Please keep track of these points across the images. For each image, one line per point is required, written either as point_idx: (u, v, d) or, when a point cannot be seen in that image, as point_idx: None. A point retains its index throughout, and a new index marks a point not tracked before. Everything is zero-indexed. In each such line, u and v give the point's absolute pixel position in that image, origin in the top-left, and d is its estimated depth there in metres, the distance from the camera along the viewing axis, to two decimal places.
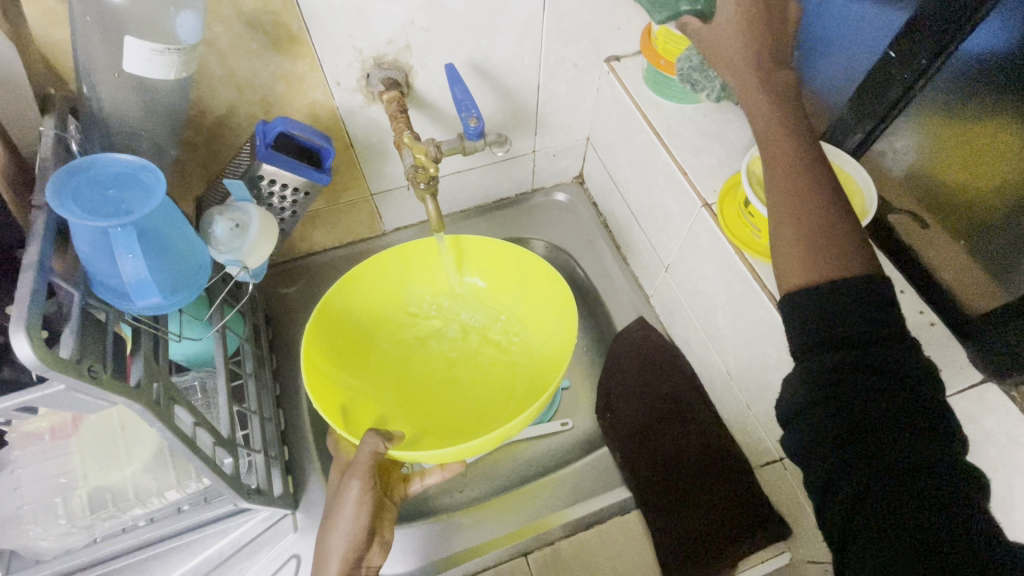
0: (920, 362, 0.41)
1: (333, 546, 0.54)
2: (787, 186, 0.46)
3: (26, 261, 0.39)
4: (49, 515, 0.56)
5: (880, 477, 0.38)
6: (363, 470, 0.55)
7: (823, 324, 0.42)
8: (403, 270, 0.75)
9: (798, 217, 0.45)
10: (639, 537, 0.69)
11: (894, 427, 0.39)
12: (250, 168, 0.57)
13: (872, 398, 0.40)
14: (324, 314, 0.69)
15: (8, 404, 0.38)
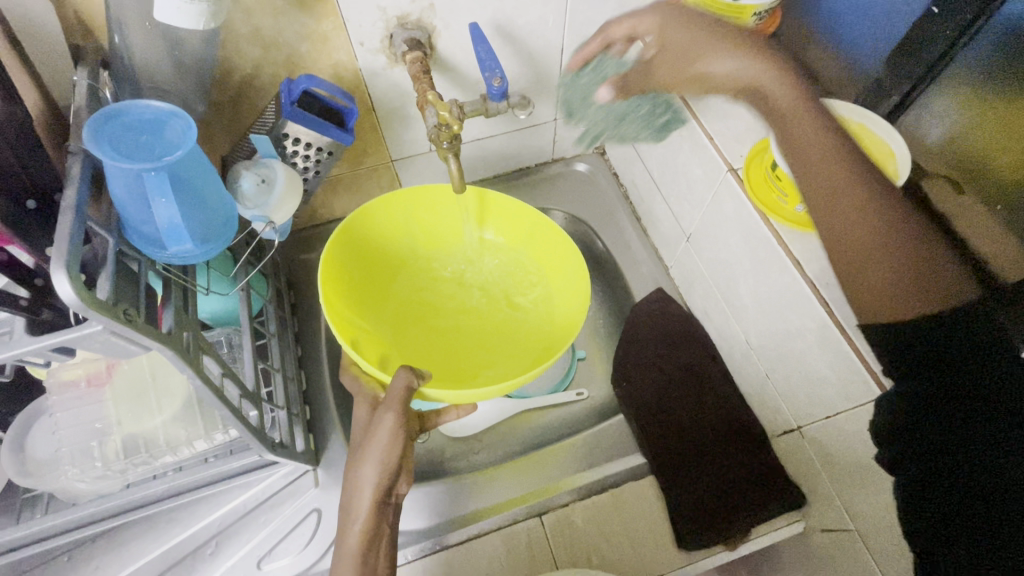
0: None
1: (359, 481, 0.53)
2: (832, 227, 0.49)
3: (64, 203, 0.40)
4: (88, 458, 0.58)
5: (968, 462, 0.42)
6: (397, 403, 0.54)
7: (903, 348, 0.46)
8: (423, 218, 0.75)
9: (860, 258, 0.48)
10: (653, 501, 0.70)
11: (975, 412, 0.43)
12: (276, 125, 0.58)
13: (958, 401, 0.43)
14: (342, 249, 0.69)
15: (45, 342, 0.39)
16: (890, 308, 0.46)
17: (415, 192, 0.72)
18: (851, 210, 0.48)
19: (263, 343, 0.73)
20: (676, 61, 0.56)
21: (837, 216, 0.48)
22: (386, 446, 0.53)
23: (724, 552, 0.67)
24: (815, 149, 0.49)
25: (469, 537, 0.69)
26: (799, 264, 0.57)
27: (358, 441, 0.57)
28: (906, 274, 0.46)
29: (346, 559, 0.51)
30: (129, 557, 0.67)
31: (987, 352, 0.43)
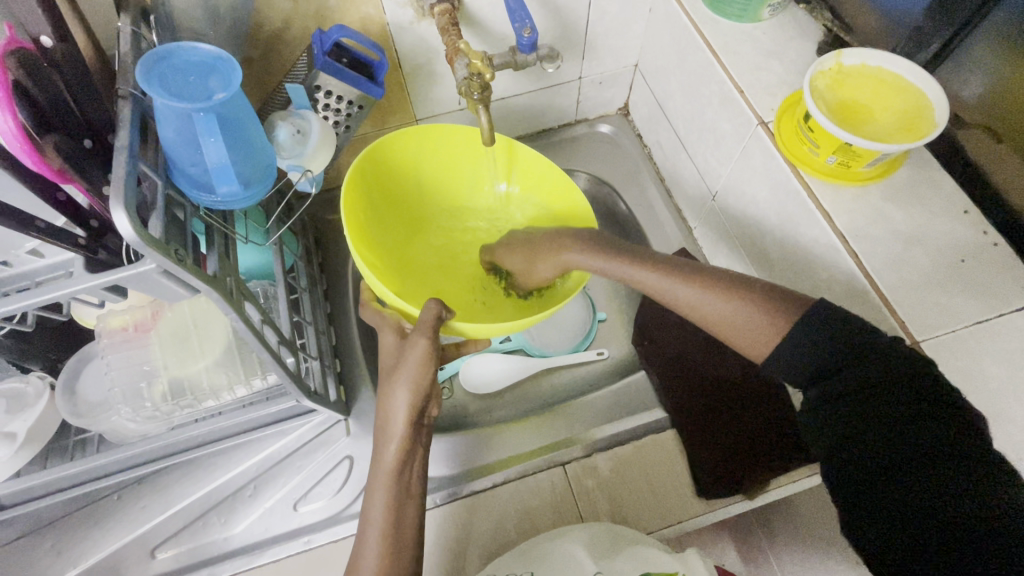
0: (933, 382, 0.44)
1: (391, 404, 0.55)
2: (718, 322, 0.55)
3: (118, 144, 0.41)
4: (138, 399, 0.61)
5: (899, 463, 0.43)
6: (428, 330, 0.56)
7: (807, 360, 0.49)
8: (439, 158, 0.75)
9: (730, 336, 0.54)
10: (673, 452, 0.72)
11: (898, 412, 0.44)
12: (308, 77, 0.60)
13: (880, 411, 0.45)
14: (363, 178, 0.68)
15: (104, 279, 0.41)
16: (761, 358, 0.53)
17: (437, 130, 0.72)
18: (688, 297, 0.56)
19: (296, 297, 0.75)
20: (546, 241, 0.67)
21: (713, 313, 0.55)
22: (419, 366, 0.55)
23: (744, 502, 0.69)
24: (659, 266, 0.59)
25: (494, 485, 0.71)
26: (829, 216, 0.57)
27: (387, 367, 0.58)
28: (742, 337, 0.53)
29: (382, 473, 0.54)
30: (173, 497, 0.71)
31: (907, 378, 0.45)
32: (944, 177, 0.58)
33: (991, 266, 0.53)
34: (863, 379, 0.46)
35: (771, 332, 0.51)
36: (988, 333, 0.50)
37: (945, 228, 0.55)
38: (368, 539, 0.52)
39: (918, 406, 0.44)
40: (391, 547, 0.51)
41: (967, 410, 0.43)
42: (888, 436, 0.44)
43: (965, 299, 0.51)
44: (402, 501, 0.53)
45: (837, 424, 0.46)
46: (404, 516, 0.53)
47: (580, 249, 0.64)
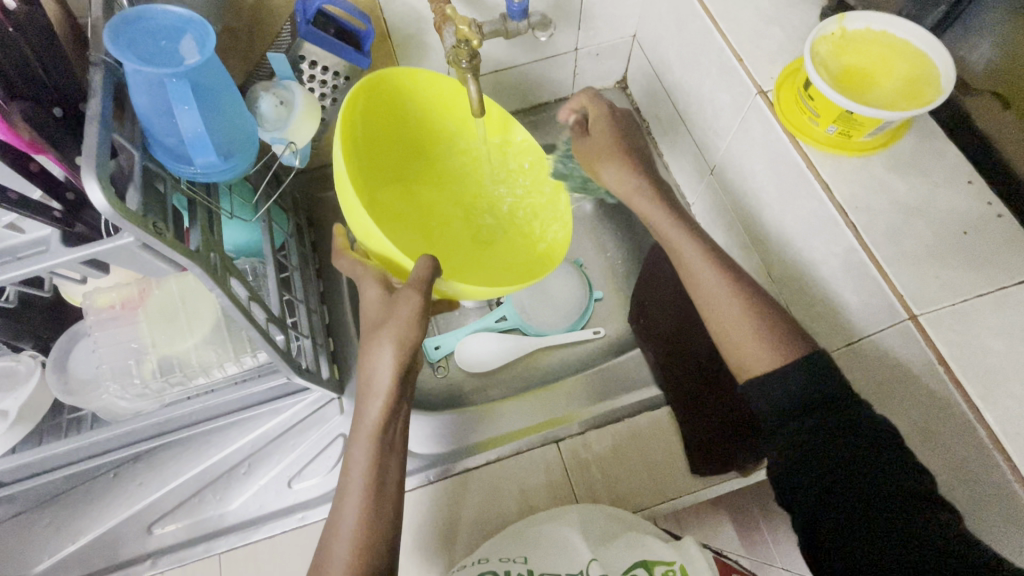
0: (889, 442, 0.46)
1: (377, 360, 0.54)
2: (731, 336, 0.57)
3: (89, 113, 0.40)
4: (127, 376, 0.61)
5: (858, 516, 0.44)
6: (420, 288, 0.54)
7: (778, 411, 0.51)
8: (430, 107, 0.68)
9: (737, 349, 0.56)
10: (668, 430, 0.71)
11: (858, 468, 0.46)
12: (292, 46, 0.58)
13: (840, 466, 0.46)
14: (359, 121, 0.61)
15: (80, 253, 0.40)
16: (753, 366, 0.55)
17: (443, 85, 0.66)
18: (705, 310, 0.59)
19: (287, 275, 0.75)
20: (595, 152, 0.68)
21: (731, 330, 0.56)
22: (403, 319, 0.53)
23: (736, 480, 0.68)
24: (684, 236, 0.61)
25: (488, 462, 0.71)
26: (828, 188, 0.55)
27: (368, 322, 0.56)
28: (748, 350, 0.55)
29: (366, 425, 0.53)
30: (170, 474, 0.71)
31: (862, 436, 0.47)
32: (949, 147, 0.56)
33: (995, 239, 0.51)
34: (805, 426, 0.49)
35: (772, 348, 0.53)
36: (989, 306, 0.49)
37: (949, 200, 0.54)
38: (348, 491, 0.52)
39: (857, 448, 0.46)
40: (372, 501, 0.51)
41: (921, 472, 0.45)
42: (831, 484, 0.46)
43: (965, 272, 0.50)
44: (387, 453, 0.53)
45: (800, 478, 0.48)
46: (386, 470, 0.53)
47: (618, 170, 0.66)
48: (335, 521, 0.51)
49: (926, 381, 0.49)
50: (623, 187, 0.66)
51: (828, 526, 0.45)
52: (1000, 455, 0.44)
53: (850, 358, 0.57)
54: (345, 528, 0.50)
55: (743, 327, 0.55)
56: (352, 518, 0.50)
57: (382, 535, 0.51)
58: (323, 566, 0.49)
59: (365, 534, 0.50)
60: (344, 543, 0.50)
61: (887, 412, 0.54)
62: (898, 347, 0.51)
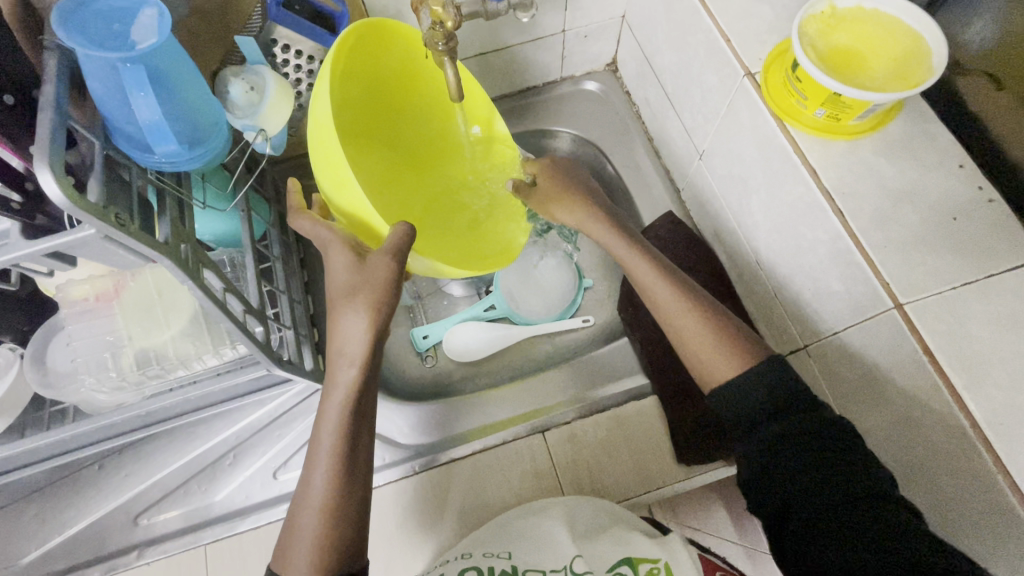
0: (853, 444, 0.47)
1: (347, 327, 0.52)
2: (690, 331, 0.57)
3: (43, 101, 0.38)
4: (103, 369, 0.60)
5: (830, 514, 0.43)
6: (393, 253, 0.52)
7: (738, 414, 0.52)
8: (395, 69, 0.64)
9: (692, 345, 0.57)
10: (655, 420, 0.71)
11: (827, 466, 0.46)
12: (263, 30, 0.58)
13: (807, 463, 0.46)
14: (346, 76, 0.56)
15: (40, 246, 0.39)
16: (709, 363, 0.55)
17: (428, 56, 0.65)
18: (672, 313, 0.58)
19: (269, 266, 0.73)
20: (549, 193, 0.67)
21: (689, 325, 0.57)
22: (375, 286, 0.51)
23: (722, 468, 0.69)
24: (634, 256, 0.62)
25: (473, 452, 0.70)
26: (816, 173, 0.54)
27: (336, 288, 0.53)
28: (708, 345, 0.55)
29: (337, 395, 0.52)
30: (156, 465, 0.71)
31: (827, 434, 0.47)
32: (941, 130, 0.54)
33: (986, 226, 0.50)
34: (771, 434, 0.49)
35: (733, 355, 0.54)
36: (975, 294, 0.47)
37: (939, 184, 0.52)
38: (317, 458, 0.52)
39: (819, 456, 0.46)
40: (343, 474, 0.51)
41: (882, 474, 0.45)
42: (800, 492, 0.45)
43: (952, 258, 0.49)
44: (357, 421, 0.52)
45: (771, 476, 0.47)
46: (357, 438, 0.53)
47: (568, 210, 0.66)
48: (304, 492, 0.51)
49: (910, 370, 0.48)
50: (575, 222, 0.66)
51: (801, 541, 0.44)
52: (984, 446, 0.43)
53: (837, 347, 0.56)
54: (314, 496, 0.50)
55: (704, 337, 0.56)
56: (320, 491, 0.50)
57: (347, 512, 0.51)
58: (292, 533, 0.50)
59: (334, 501, 0.50)
60: (312, 510, 0.50)
61: (871, 402, 0.53)
62: (883, 335, 0.50)
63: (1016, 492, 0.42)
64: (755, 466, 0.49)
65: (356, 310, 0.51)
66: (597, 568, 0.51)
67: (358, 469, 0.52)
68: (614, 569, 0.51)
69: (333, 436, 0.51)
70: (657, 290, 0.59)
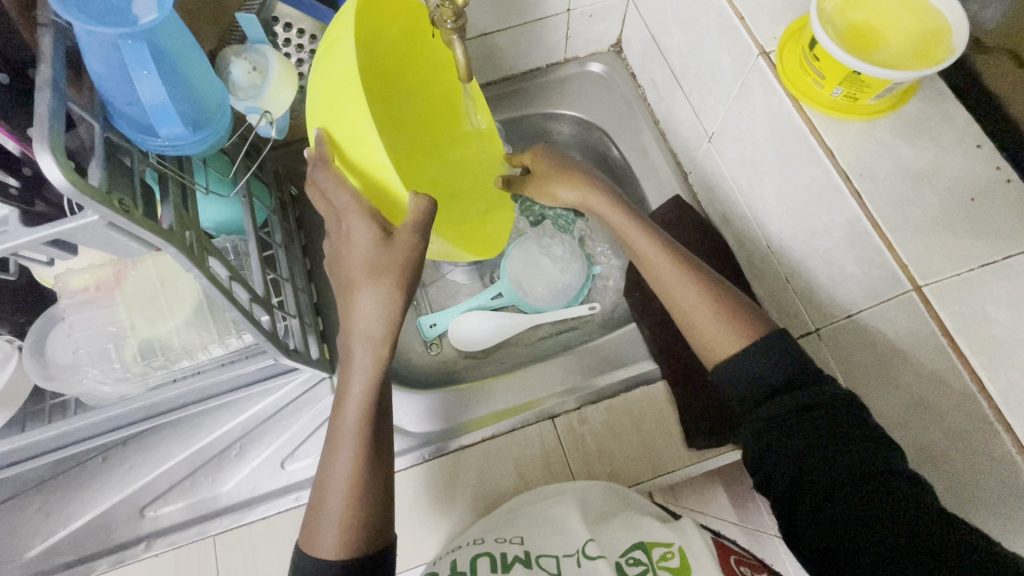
0: (860, 417, 0.47)
1: (364, 307, 0.49)
2: (686, 302, 0.57)
3: (39, 80, 0.37)
4: (106, 360, 0.59)
5: (838, 486, 0.43)
6: (416, 227, 0.49)
7: (755, 387, 0.51)
8: (408, 28, 0.60)
9: (688, 318, 0.57)
10: (663, 404, 0.71)
11: (838, 440, 0.45)
12: (263, 8, 0.56)
13: (815, 438, 0.46)
14: (369, 34, 0.52)
15: (41, 233, 0.37)
16: (709, 334, 0.55)
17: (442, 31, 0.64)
18: (673, 282, 0.58)
19: (271, 253, 0.72)
20: (551, 173, 0.67)
21: (685, 296, 0.57)
22: (401, 266, 0.49)
23: (732, 451, 0.69)
24: (639, 231, 0.61)
25: (482, 439, 0.70)
26: (832, 154, 0.53)
27: (348, 267, 0.50)
28: (710, 317, 0.55)
29: (358, 380, 0.51)
30: (161, 457, 0.70)
31: (837, 409, 0.47)
32: (959, 109, 0.54)
33: (1005, 205, 0.49)
34: (772, 412, 0.49)
35: (734, 332, 0.54)
36: (993, 276, 0.47)
37: (956, 166, 0.51)
38: (340, 439, 0.51)
39: (826, 432, 0.46)
40: (367, 458, 0.50)
41: (888, 445, 0.45)
42: (806, 470, 0.45)
43: (970, 240, 0.48)
44: (379, 405, 0.52)
45: (778, 453, 0.47)
46: (381, 420, 0.52)
47: (564, 188, 0.66)
48: (329, 476, 0.50)
49: (928, 352, 0.48)
50: (577, 198, 0.66)
51: (816, 524, 0.43)
52: (1003, 426, 0.44)
53: (851, 330, 0.56)
54: (337, 479, 0.50)
55: (704, 315, 0.55)
56: (346, 474, 0.50)
57: (372, 495, 0.50)
58: (318, 516, 0.50)
59: (358, 485, 0.50)
60: (339, 495, 0.49)
61: (885, 384, 0.53)
62: (900, 319, 0.50)
63: None
64: (759, 445, 0.49)
65: (377, 290, 0.49)
66: (610, 552, 0.51)
67: (380, 455, 0.52)
68: (627, 554, 0.51)
69: (357, 417, 0.51)
70: (659, 262, 0.59)
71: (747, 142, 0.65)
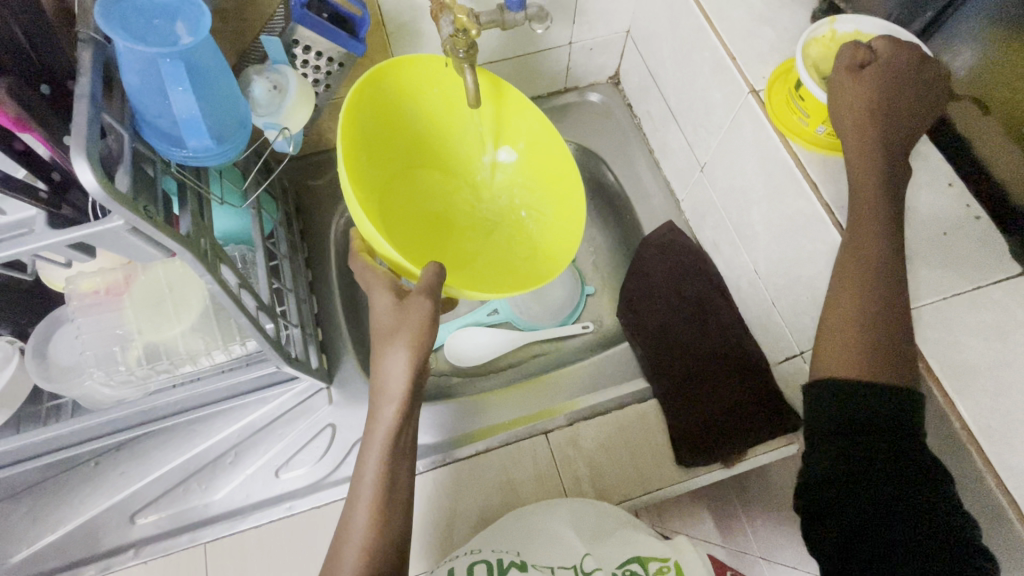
0: (937, 481, 0.43)
1: (391, 366, 0.55)
2: (843, 304, 0.49)
3: (79, 92, 0.39)
4: (111, 362, 0.60)
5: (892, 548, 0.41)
6: (427, 291, 0.56)
7: (837, 422, 0.46)
8: (411, 123, 0.71)
9: (857, 323, 0.47)
10: (653, 421, 0.73)
11: (902, 501, 0.42)
12: (285, 31, 0.58)
13: (878, 492, 0.43)
14: (362, 127, 0.65)
15: (67, 235, 0.39)
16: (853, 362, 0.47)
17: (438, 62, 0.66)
18: (859, 273, 0.48)
19: (275, 264, 0.73)
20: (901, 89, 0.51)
21: (848, 296, 0.48)
22: (416, 323, 0.55)
23: (720, 470, 0.70)
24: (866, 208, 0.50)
25: (476, 453, 0.71)
26: (816, 188, 0.57)
27: (377, 328, 0.57)
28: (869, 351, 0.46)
29: (376, 435, 0.54)
30: (153, 464, 0.70)
31: (909, 470, 0.43)
32: (932, 150, 0.58)
33: (973, 241, 0.53)
34: (841, 461, 0.45)
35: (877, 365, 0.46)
36: (964, 304, 0.51)
37: (931, 202, 0.55)
38: (359, 499, 0.53)
39: (897, 492, 0.43)
40: (382, 506, 0.53)
41: (963, 520, 0.41)
42: (872, 519, 0.42)
43: (942, 271, 0.52)
44: (396, 466, 0.54)
45: (833, 493, 0.45)
46: (396, 476, 0.54)
47: (854, 87, 0.51)
48: (347, 525, 0.52)
49: None
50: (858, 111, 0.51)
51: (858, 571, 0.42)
52: (974, 446, 0.46)
53: None
54: (355, 533, 0.52)
55: (854, 344, 0.47)
56: (363, 524, 0.52)
57: (389, 545, 0.52)
58: (334, 564, 0.51)
59: (373, 538, 0.51)
60: (356, 543, 0.51)
61: None
62: None
63: (1003, 489, 0.45)
64: (815, 478, 0.46)
65: (397, 347, 0.55)
66: (608, 565, 0.54)
67: (395, 501, 0.54)
68: (624, 566, 0.54)
69: (376, 475, 0.53)
70: (847, 261, 0.50)
71: (738, 171, 0.68)
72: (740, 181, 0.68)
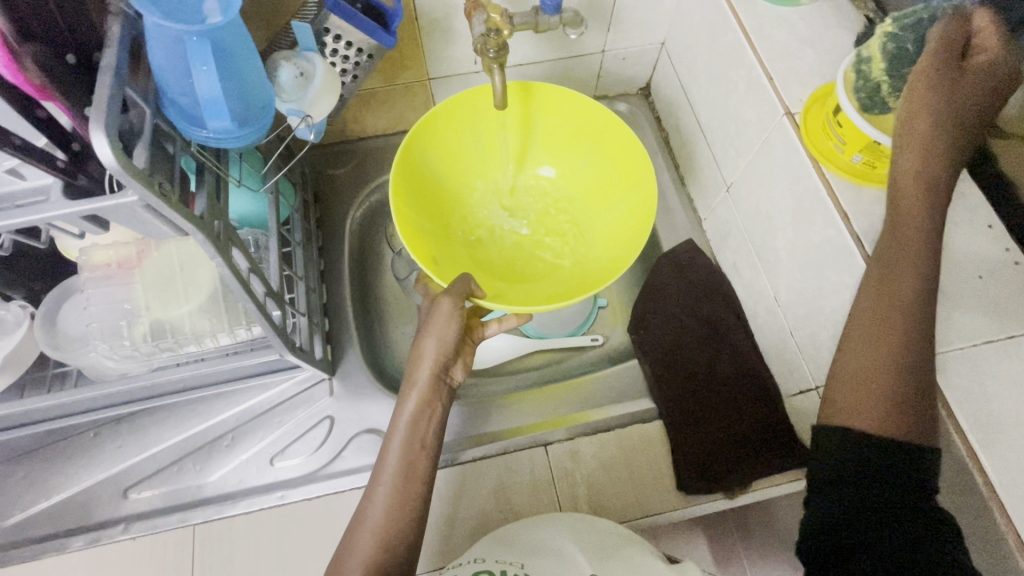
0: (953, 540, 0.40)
1: (421, 357, 0.58)
2: (857, 340, 0.46)
3: (104, 64, 0.39)
4: (116, 337, 0.60)
5: None
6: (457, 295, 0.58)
7: (847, 465, 0.44)
8: (473, 143, 0.72)
9: (887, 362, 0.44)
10: (656, 444, 0.71)
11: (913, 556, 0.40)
12: (317, 18, 0.57)
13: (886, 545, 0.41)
14: (432, 179, 0.71)
15: (80, 207, 0.39)
16: (872, 404, 0.44)
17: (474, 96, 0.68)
18: (897, 309, 0.45)
19: (288, 250, 0.73)
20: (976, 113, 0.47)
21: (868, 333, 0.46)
22: (449, 320, 0.58)
23: (723, 500, 0.68)
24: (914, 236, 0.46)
25: (474, 459, 0.70)
26: (847, 218, 0.55)
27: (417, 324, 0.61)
28: (890, 391, 0.44)
29: (401, 422, 0.56)
30: (151, 440, 0.70)
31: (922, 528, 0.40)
32: (973, 189, 0.55)
33: (1011, 289, 0.50)
34: (847, 508, 0.43)
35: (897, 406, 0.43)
36: (995, 354, 0.48)
37: (969, 243, 0.53)
38: (376, 484, 0.54)
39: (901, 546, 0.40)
40: (398, 495, 0.53)
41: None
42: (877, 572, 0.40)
43: (975, 316, 0.49)
44: (418, 458, 0.54)
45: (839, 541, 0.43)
46: (415, 468, 0.54)
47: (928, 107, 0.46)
48: (363, 512, 0.52)
49: None
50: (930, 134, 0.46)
51: None
52: (995, 503, 0.44)
53: None
54: (370, 520, 0.52)
55: (876, 381, 0.44)
56: (379, 512, 0.52)
57: (401, 538, 0.51)
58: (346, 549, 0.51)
59: (385, 529, 0.51)
60: (368, 531, 0.51)
61: None
62: None
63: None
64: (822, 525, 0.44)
65: (430, 338, 0.58)
66: None
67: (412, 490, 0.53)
68: None
69: (396, 464, 0.54)
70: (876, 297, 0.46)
71: (765, 193, 0.66)
72: (767, 205, 0.66)
